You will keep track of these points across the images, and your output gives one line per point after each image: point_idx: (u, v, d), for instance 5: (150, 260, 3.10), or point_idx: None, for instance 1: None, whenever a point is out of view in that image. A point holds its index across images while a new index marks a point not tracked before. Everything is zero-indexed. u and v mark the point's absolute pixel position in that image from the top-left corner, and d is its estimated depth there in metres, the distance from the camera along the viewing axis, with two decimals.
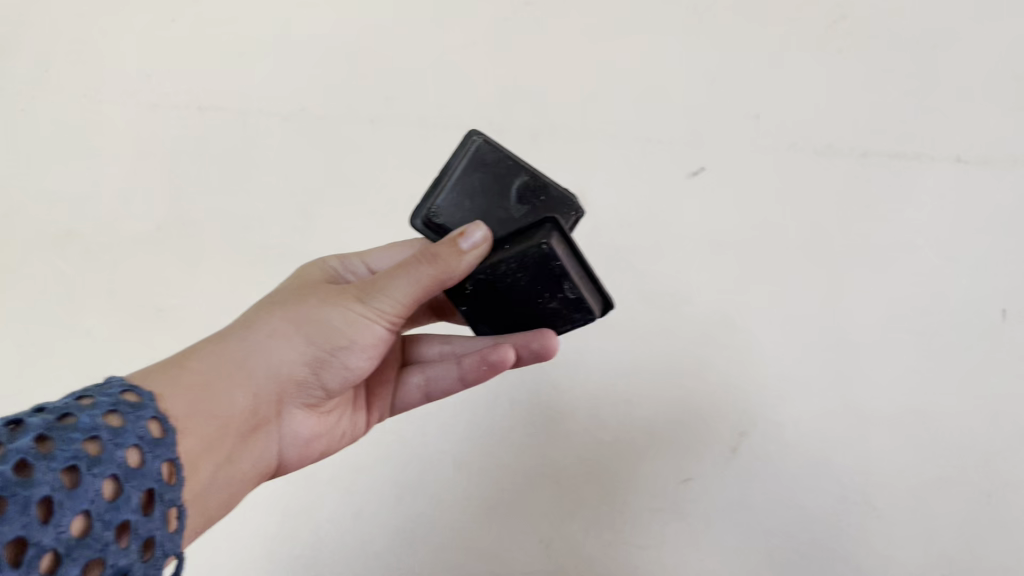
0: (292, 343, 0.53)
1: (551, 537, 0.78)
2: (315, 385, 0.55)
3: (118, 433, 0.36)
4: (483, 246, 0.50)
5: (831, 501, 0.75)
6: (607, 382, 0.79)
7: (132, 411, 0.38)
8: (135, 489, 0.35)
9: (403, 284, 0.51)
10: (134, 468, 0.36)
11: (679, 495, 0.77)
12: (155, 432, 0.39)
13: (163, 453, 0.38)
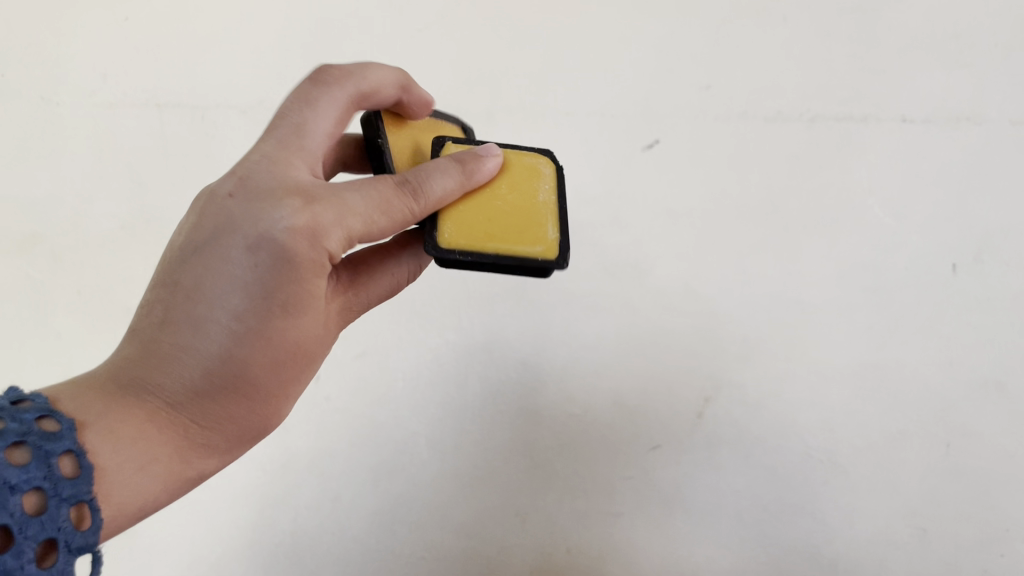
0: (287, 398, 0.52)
1: (528, 510, 0.77)
2: None
3: (19, 473, 0.35)
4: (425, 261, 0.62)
5: (797, 459, 0.75)
6: (574, 356, 0.80)
7: (43, 446, 0.37)
8: (30, 540, 0.34)
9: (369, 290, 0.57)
10: (31, 516, 0.35)
11: (651, 461, 0.77)
12: (66, 471, 0.38)
13: (74, 494, 0.37)
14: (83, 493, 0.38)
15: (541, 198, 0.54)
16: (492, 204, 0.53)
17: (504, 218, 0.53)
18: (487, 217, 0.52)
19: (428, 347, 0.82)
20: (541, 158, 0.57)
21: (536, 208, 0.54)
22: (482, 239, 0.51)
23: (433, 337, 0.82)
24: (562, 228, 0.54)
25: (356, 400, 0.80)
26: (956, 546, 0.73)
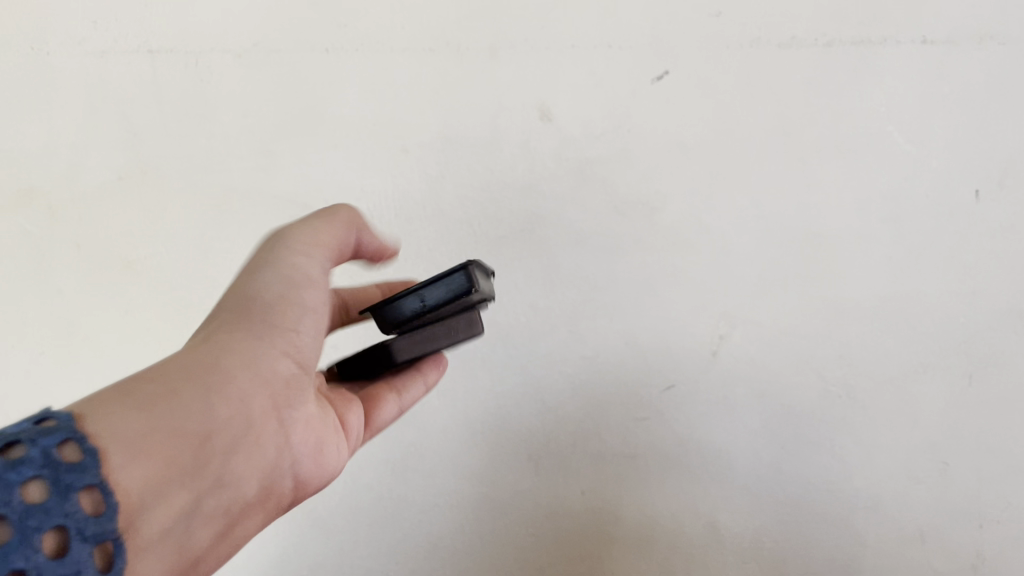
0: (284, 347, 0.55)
1: (539, 454, 0.80)
2: (312, 390, 0.58)
3: (13, 468, 0.37)
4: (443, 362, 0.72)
5: (812, 396, 0.75)
6: (583, 297, 0.79)
7: (38, 438, 0.39)
8: (31, 528, 0.36)
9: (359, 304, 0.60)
10: (34, 504, 0.37)
11: (662, 401, 0.77)
12: (68, 459, 0.40)
13: (78, 480, 0.39)
14: (90, 479, 0.40)
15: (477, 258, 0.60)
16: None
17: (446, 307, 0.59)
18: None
19: None
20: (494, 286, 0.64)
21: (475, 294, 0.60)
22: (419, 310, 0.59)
23: None
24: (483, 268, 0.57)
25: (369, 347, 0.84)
26: (979, 479, 0.74)
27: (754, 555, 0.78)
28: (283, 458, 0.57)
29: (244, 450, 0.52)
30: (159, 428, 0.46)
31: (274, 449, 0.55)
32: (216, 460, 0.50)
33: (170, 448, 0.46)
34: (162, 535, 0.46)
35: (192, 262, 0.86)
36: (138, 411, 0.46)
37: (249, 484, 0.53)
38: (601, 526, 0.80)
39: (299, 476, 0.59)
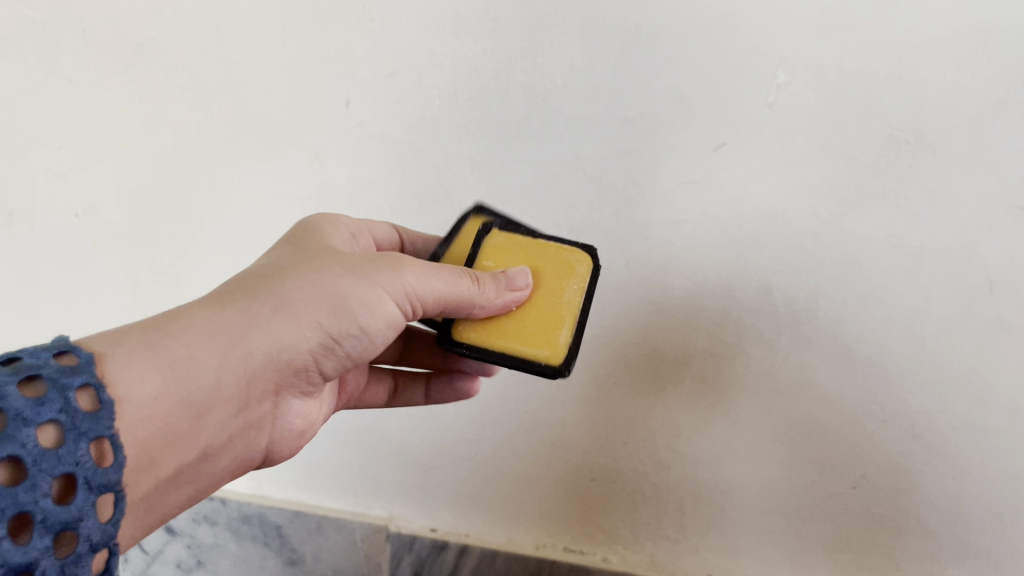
0: (307, 326, 0.51)
1: (582, 227, 0.73)
2: (316, 372, 0.56)
3: (71, 373, 0.40)
4: (520, 288, 0.57)
5: (879, 146, 0.64)
6: (625, 52, 0.68)
7: (59, 378, 0.39)
8: (84, 432, 0.38)
9: (435, 284, 0.54)
10: (48, 449, 0.37)
11: (711, 160, 0.68)
12: (83, 407, 0.39)
13: (93, 430, 0.39)
14: (103, 427, 0.39)
15: (566, 298, 0.58)
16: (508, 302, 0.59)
17: (530, 326, 0.57)
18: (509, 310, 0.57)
19: (464, 58, 0.72)
20: (579, 252, 0.60)
21: (561, 312, 0.57)
22: (499, 337, 0.57)
23: (469, 45, 0.71)
24: (576, 333, 0.57)
25: (393, 124, 0.75)
26: None
27: (809, 319, 0.68)
28: (259, 427, 0.56)
29: (231, 423, 0.51)
30: (174, 394, 0.45)
31: (255, 420, 0.54)
32: (207, 436, 0.48)
33: (174, 416, 0.45)
34: (141, 502, 0.45)
35: (202, 41, 0.77)
36: (161, 366, 0.44)
37: (225, 456, 0.52)
38: (650, 297, 0.72)
39: (268, 445, 0.58)
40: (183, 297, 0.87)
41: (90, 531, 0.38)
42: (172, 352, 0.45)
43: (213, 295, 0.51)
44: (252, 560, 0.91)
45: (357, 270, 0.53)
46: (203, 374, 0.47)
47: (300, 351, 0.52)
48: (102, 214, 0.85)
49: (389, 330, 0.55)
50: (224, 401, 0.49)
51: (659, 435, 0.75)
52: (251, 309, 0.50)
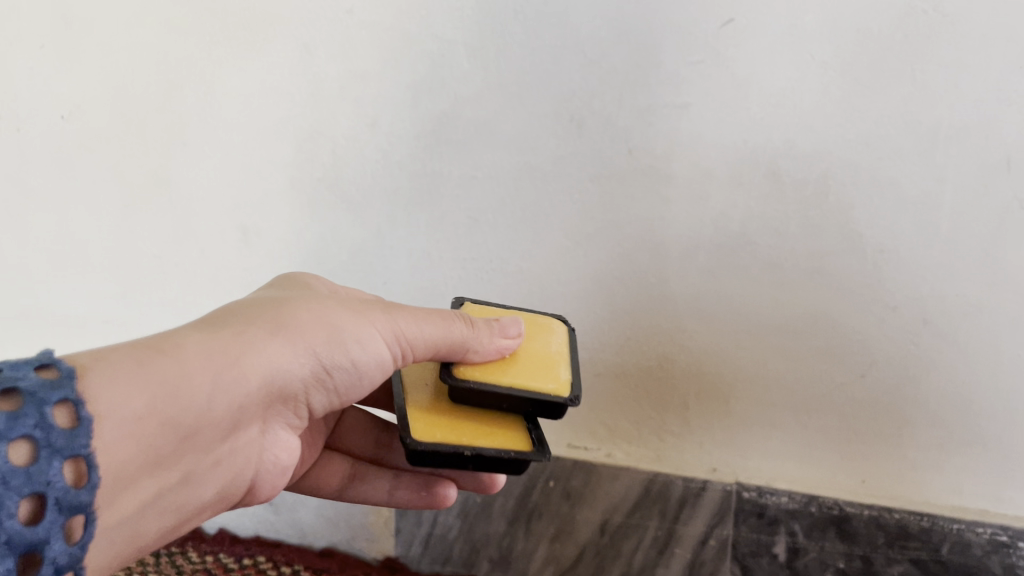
0: (302, 355, 0.50)
1: (584, 114, 0.68)
2: (305, 404, 0.55)
3: (51, 387, 0.38)
4: (514, 337, 0.57)
5: (895, 17, 0.58)
6: None
7: (38, 391, 0.37)
8: (59, 451, 0.37)
9: (428, 324, 0.54)
10: (19, 466, 0.35)
11: (720, 38, 0.62)
12: (61, 424, 0.38)
13: (67, 448, 0.37)
14: (80, 444, 0.38)
15: (554, 349, 0.59)
16: (459, 413, 0.58)
17: (526, 366, 0.57)
18: (503, 362, 0.57)
19: None
20: (554, 320, 0.63)
21: (552, 358, 0.59)
22: (470, 438, 0.55)
23: None
24: (572, 374, 0.58)
25: (386, 9, 0.68)
26: None
27: (818, 206, 0.65)
28: (246, 458, 0.53)
29: (213, 448, 0.49)
30: (161, 415, 0.43)
31: (241, 447, 0.52)
32: (188, 459, 0.47)
33: (159, 439, 0.43)
34: (116, 526, 0.43)
35: None
36: (152, 387, 0.43)
37: (206, 483, 0.50)
38: (652, 186, 0.68)
39: (253, 479, 0.56)
40: (178, 203, 0.84)
41: (56, 553, 0.36)
42: (166, 372, 0.43)
43: (213, 318, 0.50)
44: None
45: (356, 309, 0.53)
46: (193, 397, 0.45)
47: (292, 379, 0.51)
48: (89, 115, 0.82)
49: (378, 369, 0.54)
50: (212, 425, 0.47)
51: (662, 329, 0.72)
52: (252, 335, 0.49)
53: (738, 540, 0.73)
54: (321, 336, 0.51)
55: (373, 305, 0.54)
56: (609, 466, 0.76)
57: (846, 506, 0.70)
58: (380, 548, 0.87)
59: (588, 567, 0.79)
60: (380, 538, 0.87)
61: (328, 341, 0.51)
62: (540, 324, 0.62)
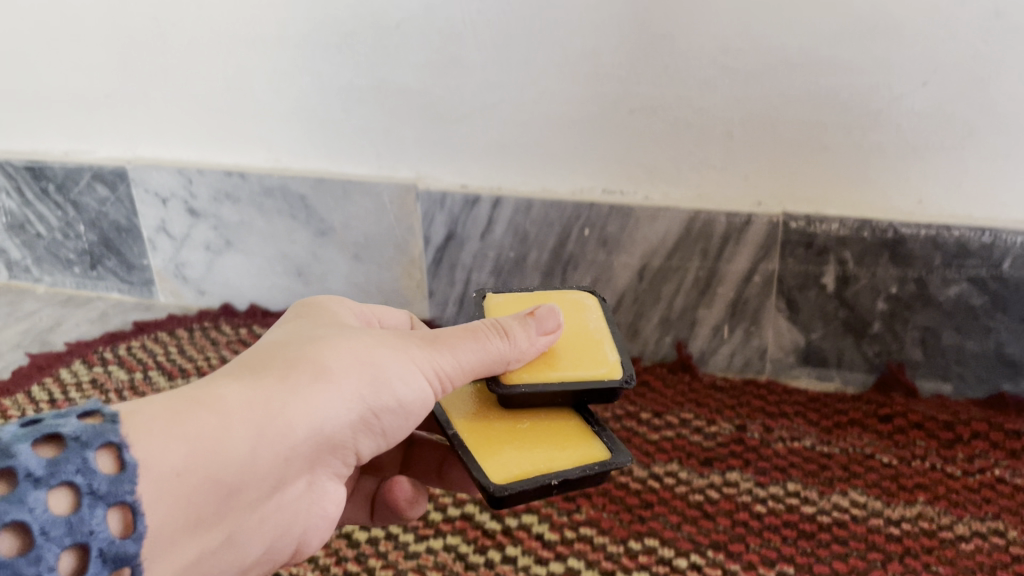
0: (347, 399, 0.43)
1: None
2: (357, 456, 0.46)
3: (96, 433, 0.34)
4: (550, 332, 0.49)
5: None
6: None
7: (79, 439, 0.33)
8: (103, 499, 0.33)
9: (469, 347, 0.46)
10: (61, 515, 0.32)
11: None
12: (106, 470, 0.34)
13: (111, 494, 0.33)
14: (127, 490, 0.34)
15: (592, 326, 0.53)
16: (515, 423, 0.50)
17: (571, 351, 0.51)
18: (545, 360, 0.50)
19: None
20: (583, 293, 0.57)
21: (593, 336, 0.52)
22: (546, 460, 0.47)
23: None
24: (619, 351, 0.52)
25: None
26: None
27: None
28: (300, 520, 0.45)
29: (262, 509, 0.41)
30: (199, 474, 0.37)
31: (303, 504, 0.44)
32: (231, 523, 0.40)
33: (198, 501, 0.37)
34: None
35: None
36: (188, 442, 0.37)
37: (258, 548, 0.42)
38: None
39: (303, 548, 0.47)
40: None
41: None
42: (202, 425, 0.37)
43: (255, 359, 0.43)
44: (281, 232, 0.86)
45: (403, 343, 0.46)
46: (229, 452, 0.38)
47: (339, 430, 0.43)
48: None
49: (424, 405, 0.46)
50: (255, 486, 0.40)
51: (707, 49, 0.65)
52: (295, 375, 0.42)
53: (785, 274, 0.70)
54: (365, 383, 0.43)
55: (416, 339, 0.46)
56: (648, 207, 0.72)
57: (901, 228, 0.65)
58: (414, 313, 0.85)
59: (627, 314, 0.76)
60: (413, 303, 0.85)
61: (369, 388, 0.43)
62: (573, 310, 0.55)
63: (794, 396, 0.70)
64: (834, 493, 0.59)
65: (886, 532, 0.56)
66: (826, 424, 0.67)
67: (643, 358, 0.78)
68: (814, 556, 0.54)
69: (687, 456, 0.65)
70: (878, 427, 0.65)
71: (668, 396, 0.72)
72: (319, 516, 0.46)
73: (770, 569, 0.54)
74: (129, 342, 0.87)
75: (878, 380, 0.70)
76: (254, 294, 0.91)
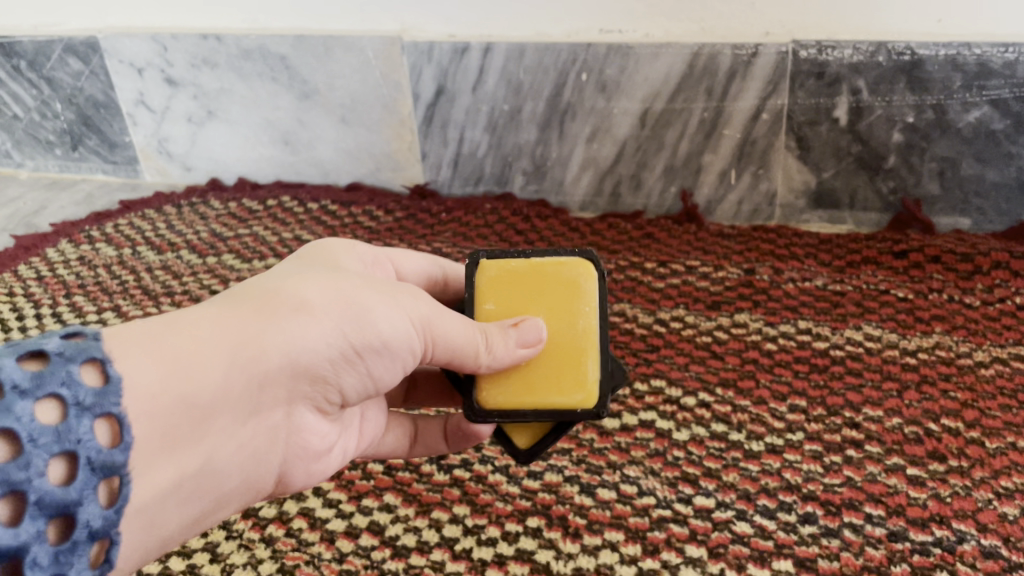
0: (335, 333, 0.35)
1: None
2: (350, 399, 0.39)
3: (80, 345, 0.29)
4: (536, 344, 0.39)
5: None
6: None
7: (64, 351, 0.29)
8: (90, 410, 0.28)
9: (448, 320, 0.38)
10: (47, 424, 0.27)
11: None
12: (92, 381, 0.29)
13: (100, 404, 0.29)
14: (111, 402, 0.29)
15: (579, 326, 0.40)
16: None
17: (545, 360, 0.40)
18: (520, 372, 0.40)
19: None
20: (581, 261, 0.41)
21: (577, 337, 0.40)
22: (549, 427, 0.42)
23: None
24: (604, 359, 0.40)
25: None
26: None
27: None
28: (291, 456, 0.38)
29: (244, 446, 0.35)
30: (169, 397, 0.31)
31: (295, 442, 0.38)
32: (208, 463, 0.33)
33: (171, 431, 0.31)
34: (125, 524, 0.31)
35: None
36: (159, 359, 0.31)
37: (242, 492, 0.36)
38: None
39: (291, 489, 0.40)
40: None
41: (89, 515, 0.28)
42: (172, 346, 0.32)
43: (242, 285, 0.37)
44: (264, 97, 0.82)
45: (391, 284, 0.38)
46: (198, 376, 0.32)
47: (330, 366, 0.36)
48: None
49: (408, 359, 0.38)
50: (231, 418, 0.34)
51: None
52: (273, 302, 0.35)
53: (795, 109, 0.66)
54: (345, 318, 0.36)
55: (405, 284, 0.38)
56: (647, 45, 0.67)
57: (918, 49, 0.60)
58: (408, 177, 0.82)
59: (629, 165, 0.73)
60: (406, 167, 0.81)
61: (351, 325, 0.36)
62: (563, 291, 0.41)
63: (805, 239, 0.67)
64: (848, 328, 0.57)
65: (902, 362, 0.53)
66: (838, 263, 0.64)
67: (647, 211, 0.75)
68: (827, 388, 0.52)
69: (694, 302, 0.62)
70: (894, 263, 0.62)
71: (673, 247, 0.70)
72: (311, 459, 0.40)
73: (781, 404, 0.52)
74: (116, 221, 0.84)
75: (894, 219, 0.67)
76: (241, 166, 0.88)
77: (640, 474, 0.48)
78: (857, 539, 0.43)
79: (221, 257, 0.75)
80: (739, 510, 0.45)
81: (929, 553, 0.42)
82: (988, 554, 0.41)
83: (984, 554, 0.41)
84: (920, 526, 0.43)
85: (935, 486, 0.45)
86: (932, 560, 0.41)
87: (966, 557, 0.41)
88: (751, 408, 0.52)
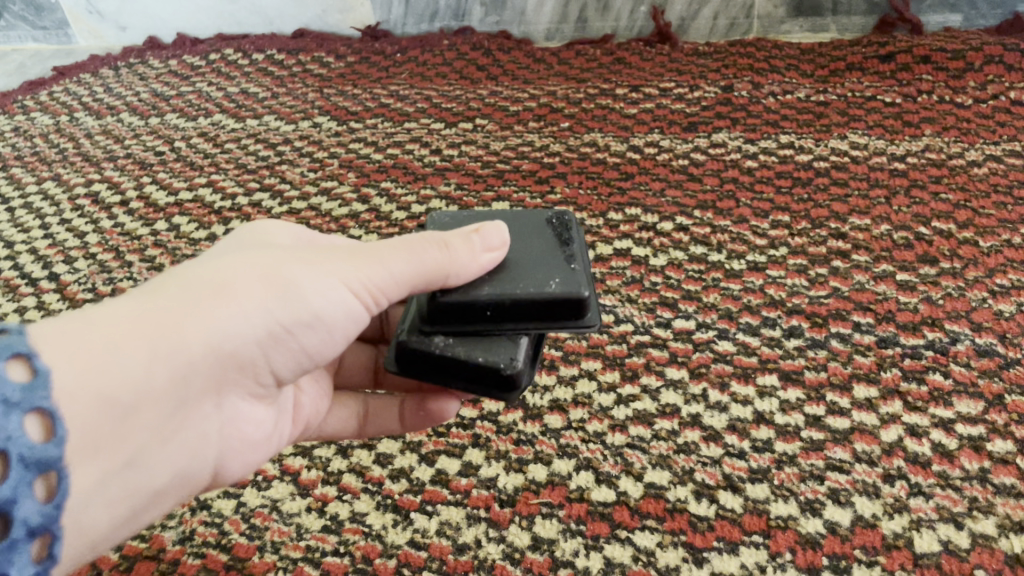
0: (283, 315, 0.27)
1: None
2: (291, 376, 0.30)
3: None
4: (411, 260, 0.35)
5: None
6: None
7: None
8: (18, 407, 0.21)
9: (399, 262, 0.28)
10: None
11: None
12: (20, 376, 0.22)
13: (28, 400, 0.22)
14: (41, 397, 0.22)
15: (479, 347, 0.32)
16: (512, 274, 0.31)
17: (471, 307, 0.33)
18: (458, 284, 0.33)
19: None
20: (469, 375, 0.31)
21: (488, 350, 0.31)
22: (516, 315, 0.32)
23: None
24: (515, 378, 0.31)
25: None
26: None
27: None
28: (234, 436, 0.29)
29: (174, 442, 0.26)
30: (71, 402, 0.23)
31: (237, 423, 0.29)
32: (134, 468, 0.25)
33: (97, 434, 0.23)
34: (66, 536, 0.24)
35: None
36: (69, 360, 0.23)
37: (177, 490, 0.28)
38: None
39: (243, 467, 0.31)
40: None
41: (25, 512, 0.21)
42: (81, 346, 0.23)
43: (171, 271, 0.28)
44: None
45: (336, 252, 0.29)
46: (107, 369, 0.24)
47: (274, 343, 0.28)
48: None
49: (352, 324, 0.29)
50: (159, 418, 0.25)
51: None
52: (185, 284, 0.26)
53: None
54: (275, 290, 0.27)
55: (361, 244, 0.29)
56: None
57: None
58: (358, 18, 0.76)
59: None
60: (355, 8, 0.75)
61: (289, 305, 0.27)
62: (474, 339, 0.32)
63: (785, 51, 0.62)
64: (833, 139, 0.54)
65: (891, 168, 0.50)
66: (821, 73, 0.59)
67: (616, 34, 0.70)
68: (811, 202, 0.49)
69: (668, 125, 0.58)
70: (880, 67, 0.58)
71: (645, 69, 0.64)
72: (256, 443, 0.31)
73: (763, 221, 0.49)
74: (49, 88, 0.79)
75: (880, 21, 0.63)
76: (178, 21, 0.82)
77: (616, 302, 0.45)
78: (845, 348, 0.41)
79: (164, 116, 0.70)
80: (721, 329, 0.43)
81: (921, 355, 0.40)
82: (983, 352, 0.39)
83: (978, 353, 0.39)
84: (911, 331, 0.41)
85: (927, 289, 0.43)
86: (923, 363, 0.39)
87: (960, 357, 0.39)
88: (732, 228, 0.49)
